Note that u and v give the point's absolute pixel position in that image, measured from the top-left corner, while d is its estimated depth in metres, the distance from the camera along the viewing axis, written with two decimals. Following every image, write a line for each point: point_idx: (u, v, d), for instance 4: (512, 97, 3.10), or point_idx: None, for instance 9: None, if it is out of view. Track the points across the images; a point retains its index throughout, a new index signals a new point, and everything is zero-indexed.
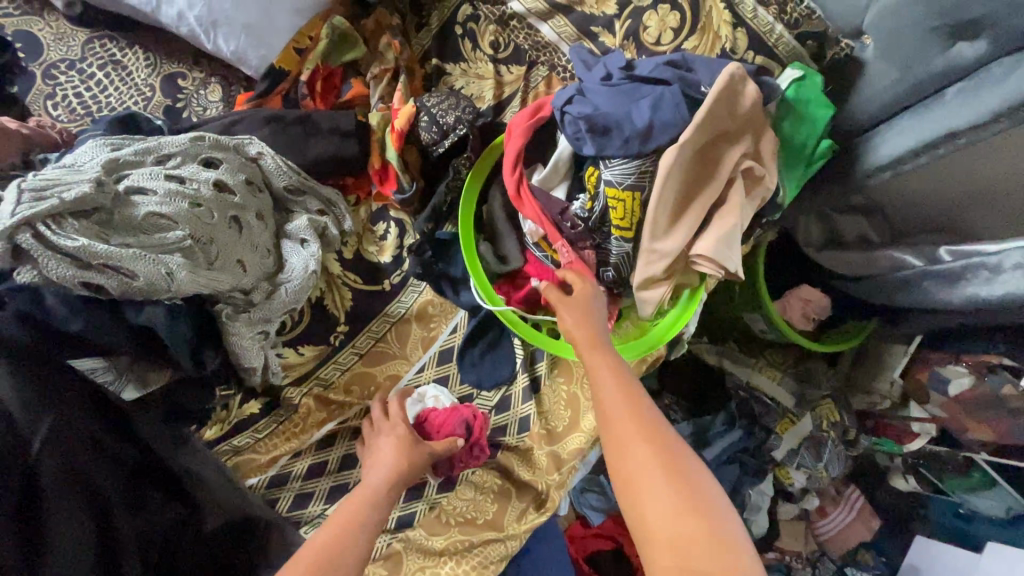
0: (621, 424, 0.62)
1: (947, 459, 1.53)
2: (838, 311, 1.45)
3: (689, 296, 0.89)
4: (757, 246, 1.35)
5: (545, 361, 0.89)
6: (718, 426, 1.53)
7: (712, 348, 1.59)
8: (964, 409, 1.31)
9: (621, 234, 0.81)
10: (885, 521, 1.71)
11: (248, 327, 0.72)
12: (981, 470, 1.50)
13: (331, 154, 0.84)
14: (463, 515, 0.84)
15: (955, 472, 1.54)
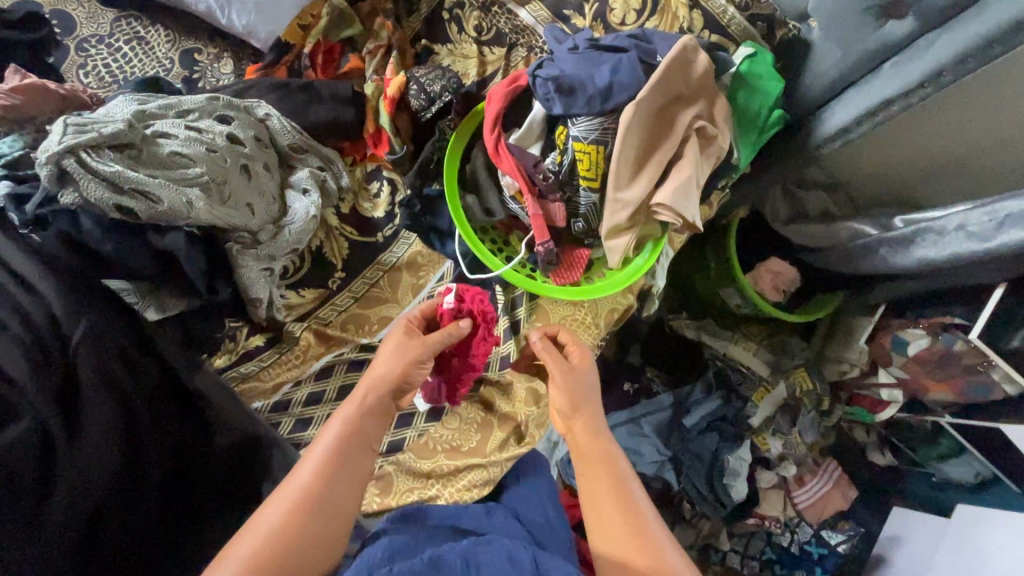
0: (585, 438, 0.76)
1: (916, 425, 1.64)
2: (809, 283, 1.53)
3: (652, 248, 0.99)
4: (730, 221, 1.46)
5: (524, 306, 0.99)
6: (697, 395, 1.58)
7: (691, 323, 1.65)
8: (924, 370, 1.37)
9: (589, 185, 0.91)
10: (863, 494, 1.75)
11: (256, 262, 0.81)
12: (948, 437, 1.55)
13: (329, 118, 0.94)
14: (448, 442, 0.92)
15: (924, 440, 1.64)
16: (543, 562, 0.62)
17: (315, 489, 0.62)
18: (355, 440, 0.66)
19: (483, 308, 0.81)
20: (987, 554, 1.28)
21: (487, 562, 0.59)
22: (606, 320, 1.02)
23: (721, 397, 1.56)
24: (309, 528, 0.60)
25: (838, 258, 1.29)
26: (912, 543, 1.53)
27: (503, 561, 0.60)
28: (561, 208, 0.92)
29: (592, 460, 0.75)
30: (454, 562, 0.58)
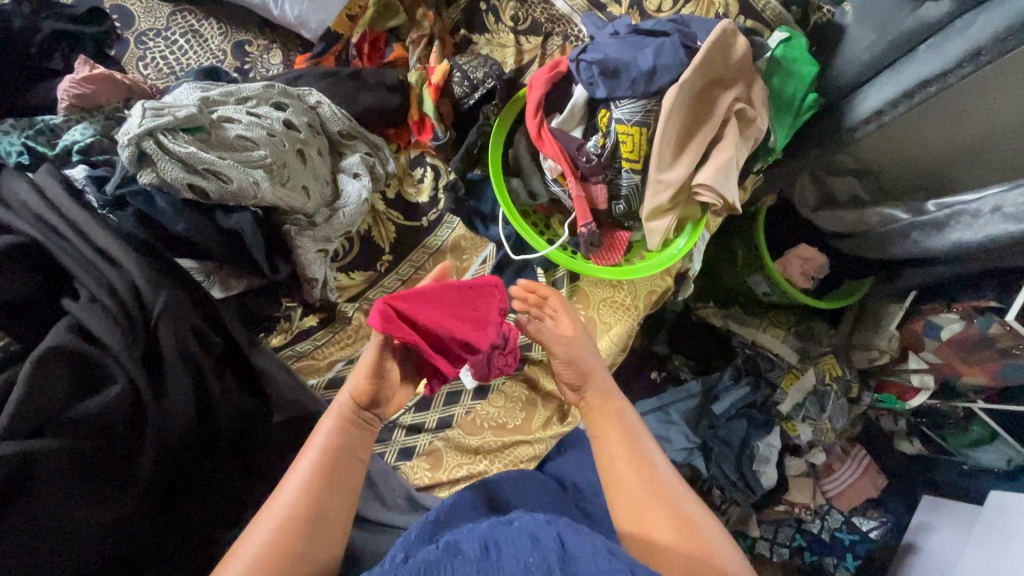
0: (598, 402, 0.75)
1: (949, 415, 1.58)
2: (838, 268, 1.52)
3: (692, 229, 1.00)
4: (759, 207, 1.44)
5: (565, 288, 1.01)
6: (725, 382, 1.59)
7: (718, 311, 1.65)
8: (956, 354, 1.37)
9: (631, 166, 0.92)
10: (891, 482, 1.75)
11: (312, 242, 0.84)
12: (981, 424, 1.53)
13: (377, 106, 0.97)
14: (494, 419, 0.95)
15: (955, 428, 1.59)
16: (571, 535, 0.54)
17: (295, 513, 0.59)
18: (336, 458, 0.63)
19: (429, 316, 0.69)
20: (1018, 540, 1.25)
21: (505, 545, 0.53)
22: (646, 304, 1.03)
23: (749, 384, 1.57)
24: (296, 554, 0.57)
25: (867, 242, 1.28)
26: (943, 529, 1.53)
27: (522, 541, 0.52)
28: (604, 188, 0.95)
29: (605, 427, 0.73)
30: (470, 547, 0.52)
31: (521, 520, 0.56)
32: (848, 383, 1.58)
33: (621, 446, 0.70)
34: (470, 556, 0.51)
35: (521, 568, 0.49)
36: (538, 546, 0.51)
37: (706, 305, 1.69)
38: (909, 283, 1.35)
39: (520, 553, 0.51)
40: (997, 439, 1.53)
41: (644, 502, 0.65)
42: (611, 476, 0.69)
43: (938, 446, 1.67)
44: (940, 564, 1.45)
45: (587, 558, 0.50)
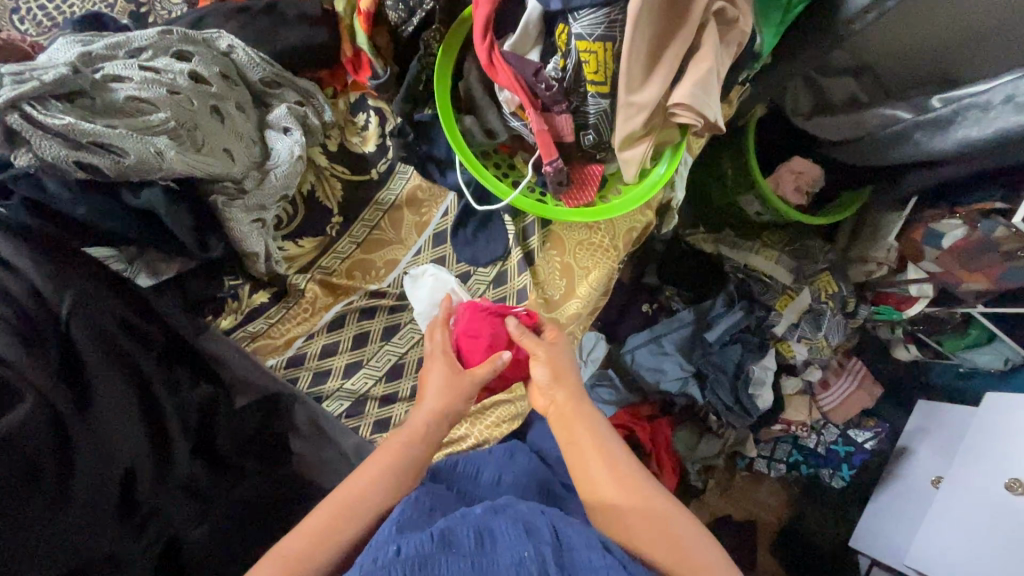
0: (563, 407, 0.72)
1: (945, 319, 1.55)
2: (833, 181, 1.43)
3: (672, 154, 0.90)
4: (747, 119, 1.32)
5: (536, 235, 0.94)
6: (719, 309, 1.55)
7: (709, 236, 1.59)
8: (957, 261, 1.31)
9: (597, 90, 0.81)
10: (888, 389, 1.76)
11: (245, 214, 0.75)
12: (979, 326, 1.50)
13: (301, 44, 0.84)
14: None
15: (953, 333, 1.56)
16: (564, 528, 0.52)
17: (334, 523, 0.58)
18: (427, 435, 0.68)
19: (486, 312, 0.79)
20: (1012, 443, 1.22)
21: (500, 536, 0.49)
22: (625, 245, 0.96)
23: (743, 309, 1.53)
24: (378, 503, 0.60)
25: (867, 149, 1.18)
26: (935, 432, 1.54)
27: (517, 535, 0.49)
28: (569, 119, 0.84)
29: (569, 422, 0.71)
30: (465, 537, 0.48)
31: (513, 511, 0.53)
32: (844, 298, 1.55)
33: (592, 450, 0.67)
34: (464, 550, 0.47)
35: (516, 563, 0.46)
36: (533, 538, 0.49)
37: (696, 230, 1.63)
38: (911, 190, 1.25)
39: (515, 546, 0.48)
40: (996, 340, 1.51)
41: (590, 467, 0.66)
42: (574, 450, 0.68)
43: (936, 351, 1.66)
44: (934, 464, 1.48)
45: (582, 553, 0.48)
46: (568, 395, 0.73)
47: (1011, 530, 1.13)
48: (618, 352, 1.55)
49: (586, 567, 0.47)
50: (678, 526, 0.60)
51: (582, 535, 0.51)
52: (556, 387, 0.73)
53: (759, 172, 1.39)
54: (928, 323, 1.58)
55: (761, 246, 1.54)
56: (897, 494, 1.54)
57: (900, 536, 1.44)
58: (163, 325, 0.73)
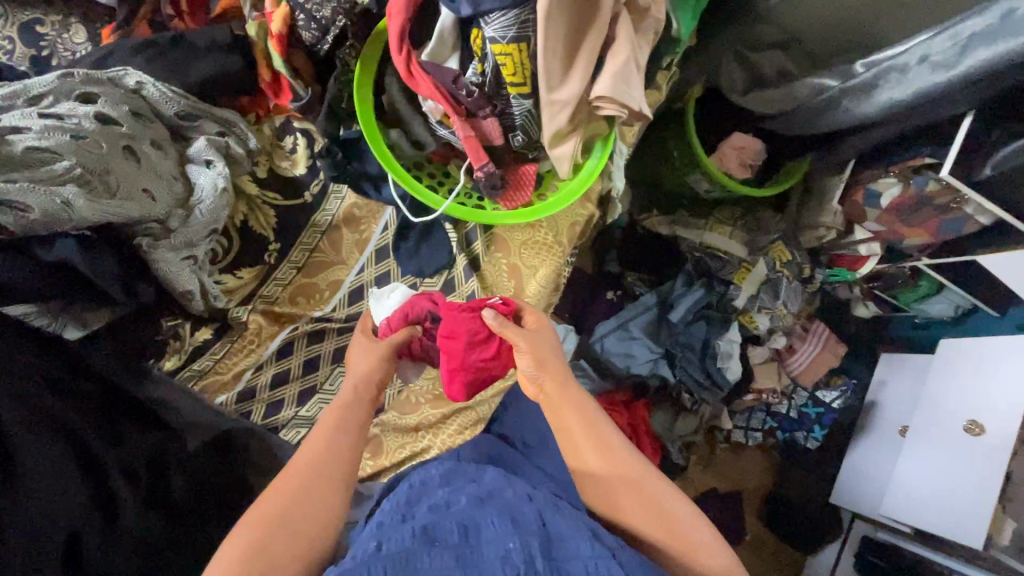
0: (549, 386, 0.74)
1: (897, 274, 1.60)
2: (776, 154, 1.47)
3: (601, 146, 0.91)
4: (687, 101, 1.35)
5: (479, 240, 0.94)
6: (680, 289, 1.58)
7: (664, 219, 1.62)
8: (899, 219, 1.36)
9: (519, 91, 0.81)
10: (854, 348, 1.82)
11: (172, 253, 0.74)
12: (929, 279, 1.54)
13: (215, 73, 0.82)
14: (430, 392, 0.92)
15: (906, 287, 1.60)
16: (551, 518, 0.55)
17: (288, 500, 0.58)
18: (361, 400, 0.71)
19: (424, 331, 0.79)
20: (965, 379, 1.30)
21: (486, 529, 0.53)
22: (570, 240, 0.97)
23: (704, 287, 1.57)
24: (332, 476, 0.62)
25: (801, 120, 1.20)
26: (895, 382, 1.62)
27: (502, 527, 0.53)
28: (495, 122, 0.85)
29: (556, 399, 0.73)
30: (451, 533, 0.52)
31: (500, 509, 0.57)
32: (799, 265, 1.59)
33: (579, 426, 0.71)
34: (452, 547, 0.50)
35: (501, 555, 0.49)
36: (518, 529, 0.52)
37: (650, 214, 1.65)
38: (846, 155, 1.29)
39: (500, 539, 0.51)
40: (946, 290, 1.54)
41: (577, 442, 0.71)
42: (562, 425, 0.73)
43: (893, 306, 1.72)
44: (898, 415, 1.56)
45: (570, 543, 0.51)
46: (553, 375, 0.74)
47: (968, 466, 1.21)
48: (588, 342, 1.57)
49: (574, 558, 0.50)
50: (658, 492, 0.66)
51: (568, 525, 0.54)
52: (538, 367, 0.75)
53: (703, 153, 1.43)
54: (882, 280, 1.63)
55: (714, 223, 1.58)
56: (867, 445, 1.62)
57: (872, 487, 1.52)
58: (98, 379, 0.71)
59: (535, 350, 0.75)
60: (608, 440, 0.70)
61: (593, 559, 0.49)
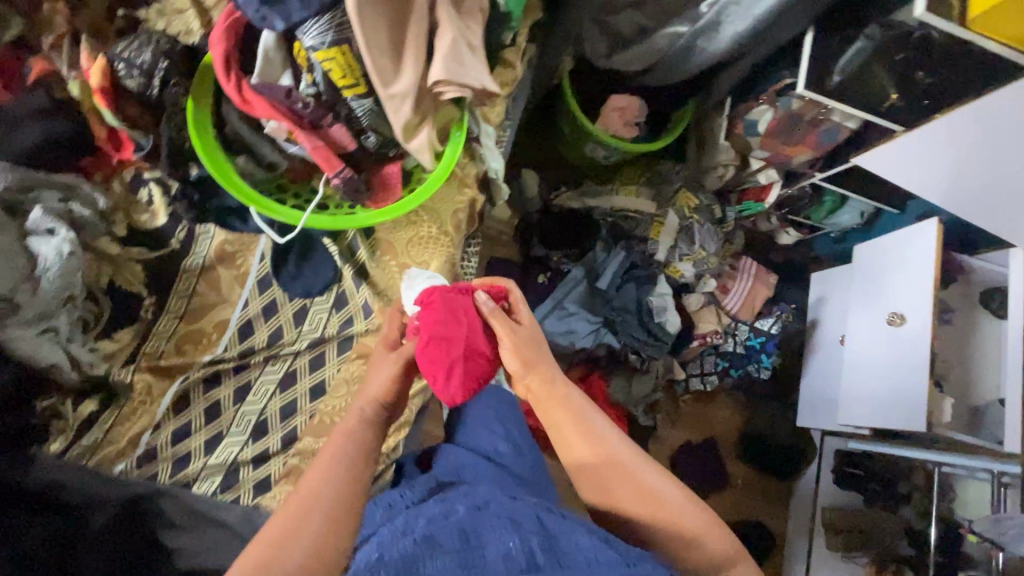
0: (544, 394, 0.89)
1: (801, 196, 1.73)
2: (659, 108, 1.57)
3: (457, 131, 0.93)
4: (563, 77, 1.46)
5: (363, 248, 0.99)
6: (602, 256, 1.66)
7: (575, 193, 1.71)
8: (778, 140, 1.45)
9: (354, 92, 0.82)
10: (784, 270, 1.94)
11: (27, 331, 0.80)
12: (829, 192, 1.68)
13: (44, 137, 0.86)
14: (344, 409, 0.97)
15: (812, 205, 1.74)
16: (548, 517, 0.64)
17: (281, 535, 0.59)
18: (355, 438, 0.74)
19: (432, 320, 0.82)
20: (903, 274, 1.48)
21: (485, 529, 0.61)
22: (456, 228, 1.01)
23: (624, 249, 1.66)
24: (334, 510, 0.63)
25: (670, 65, 1.36)
26: (832, 298, 1.75)
27: (504, 526, 0.61)
28: (342, 128, 0.85)
29: (549, 405, 0.89)
30: (449, 538, 0.59)
31: (496, 512, 0.64)
32: (708, 207, 1.70)
33: (577, 434, 0.87)
34: (451, 548, 0.58)
35: (504, 555, 0.57)
36: (515, 528, 0.60)
37: (561, 192, 1.74)
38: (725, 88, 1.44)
39: (501, 536, 0.59)
40: (848, 200, 1.68)
41: (575, 443, 0.87)
42: (555, 426, 0.89)
43: (810, 226, 1.84)
44: (837, 326, 1.69)
45: (567, 537, 0.60)
46: (547, 383, 0.89)
47: None
48: None
49: (572, 555, 0.58)
50: (665, 499, 0.79)
51: (562, 523, 0.63)
52: (527, 372, 0.89)
53: (588, 121, 1.52)
54: (790, 204, 1.76)
55: (620, 186, 1.67)
56: (823, 361, 1.74)
57: (829, 400, 1.67)
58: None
59: (525, 341, 0.88)
60: (598, 430, 0.87)
61: (591, 551, 0.58)
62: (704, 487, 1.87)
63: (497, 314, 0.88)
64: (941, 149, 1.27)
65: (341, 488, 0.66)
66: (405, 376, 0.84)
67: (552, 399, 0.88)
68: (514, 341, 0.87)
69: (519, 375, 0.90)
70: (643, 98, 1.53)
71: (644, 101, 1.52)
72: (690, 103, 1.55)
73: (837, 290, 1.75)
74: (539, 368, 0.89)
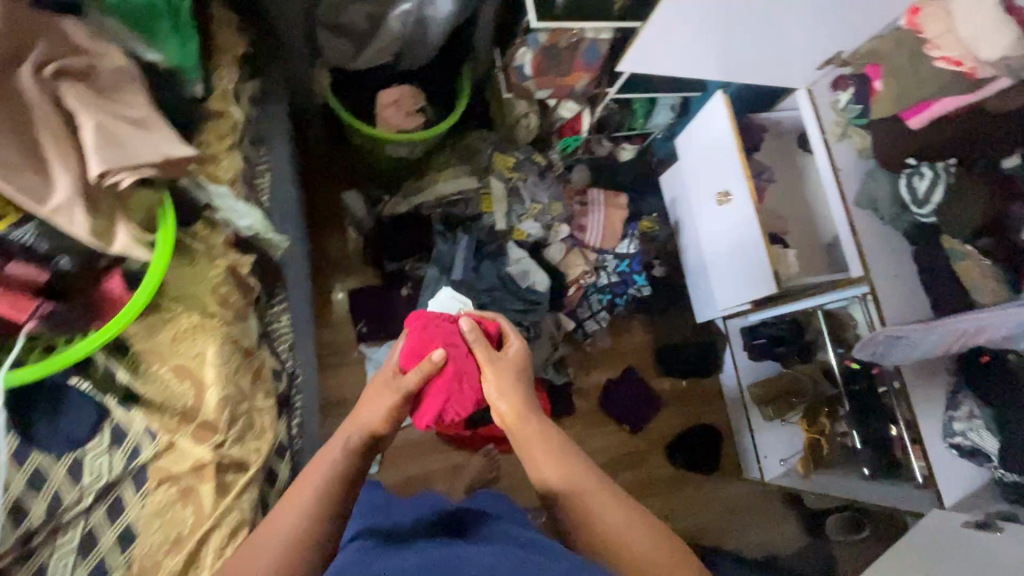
0: (519, 423, 0.95)
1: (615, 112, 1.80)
2: (434, 88, 1.54)
3: (164, 217, 0.91)
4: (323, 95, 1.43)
5: (121, 368, 0.90)
6: (445, 247, 1.61)
7: (398, 196, 1.68)
8: (550, 74, 1.43)
9: (10, 224, 0.82)
10: (636, 185, 1.99)
11: None
12: (638, 98, 1.74)
13: None
14: (167, 543, 0.88)
15: (626, 114, 1.81)
16: (517, 562, 0.70)
17: (268, 549, 0.77)
18: (339, 471, 0.87)
19: (415, 345, 0.99)
20: (727, 147, 1.44)
21: (453, 570, 0.68)
22: (218, 304, 0.96)
23: (465, 232, 1.62)
24: (308, 528, 0.80)
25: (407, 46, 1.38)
26: (682, 197, 1.76)
27: (474, 568, 0.68)
28: (19, 265, 0.83)
29: (524, 436, 0.95)
30: (419, 574, 0.68)
31: (475, 559, 0.71)
32: (529, 159, 1.70)
33: (551, 463, 0.91)
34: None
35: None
36: (486, 571, 0.68)
37: (386, 200, 1.70)
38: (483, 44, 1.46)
39: (469, 570, 0.67)
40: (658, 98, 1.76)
41: (549, 473, 0.91)
42: (528, 454, 0.94)
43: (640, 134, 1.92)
44: (693, 223, 1.71)
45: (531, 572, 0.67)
46: (528, 414, 0.96)
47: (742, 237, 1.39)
48: None
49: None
50: (634, 545, 0.80)
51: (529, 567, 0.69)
52: (506, 404, 0.96)
53: (368, 126, 1.47)
54: (608, 122, 1.82)
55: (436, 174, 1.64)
56: (695, 259, 1.75)
57: (709, 296, 1.69)
58: None
59: (507, 368, 0.99)
60: (571, 460, 0.91)
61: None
62: (641, 417, 1.90)
63: (484, 349, 0.99)
64: (701, 33, 1.29)
65: (313, 512, 0.82)
66: (390, 397, 0.96)
67: (527, 427, 0.94)
68: (508, 380, 0.98)
69: (495, 403, 0.97)
70: (413, 84, 1.51)
71: (414, 86, 1.49)
72: (464, 73, 1.54)
73: (682, 188, 1.76)
74: (517, 398, 0.96)
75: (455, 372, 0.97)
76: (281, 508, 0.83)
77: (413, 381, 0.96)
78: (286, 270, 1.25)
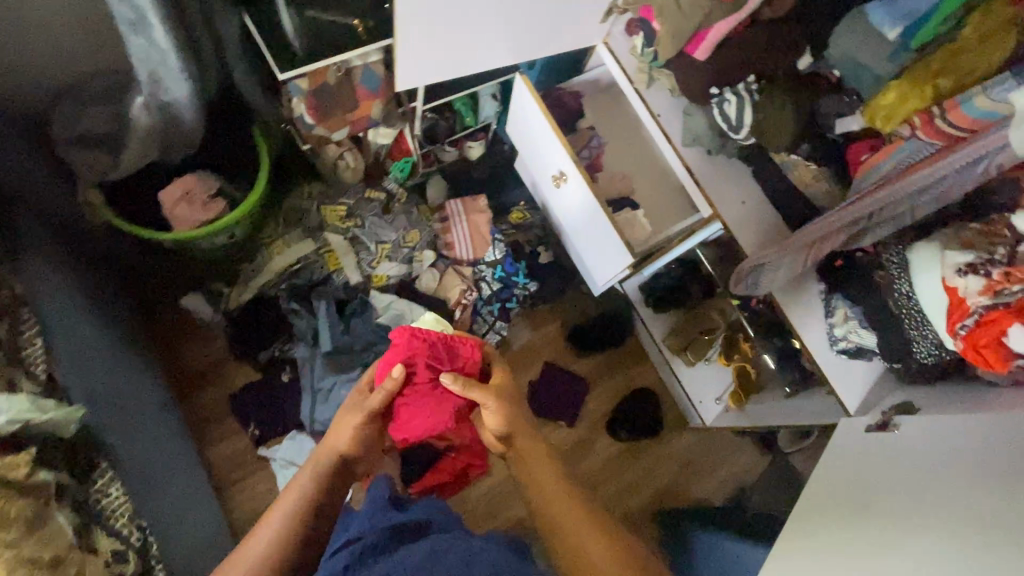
0: (524, 437, 1.05)
1: (440, 118, 1.64)
2: (227, 165, 1.41)
3: None
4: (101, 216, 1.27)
5: None
6: (302, 319, 1.52)
7: (237, 285, 1.55)
8: (335, 115, 1.34)
9: None
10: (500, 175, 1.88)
11: None
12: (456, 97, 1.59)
13: None
14: None
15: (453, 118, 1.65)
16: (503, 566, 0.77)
17: (266, 546, 0.89)
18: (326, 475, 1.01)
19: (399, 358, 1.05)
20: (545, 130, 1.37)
21: (441, 561, 0.76)
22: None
23: (321, 298, 1.51)
24: (298, 525, 0.93)
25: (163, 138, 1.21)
26: (529, 178, 1.65)
27: (457, 562, 0.76)
28: None
29: (525, 451, 1.04)
30: (412, 560, 0.77)
31: (461, 549, 0.80)
32: (362, 201, 1.60)
33: (552, 476, 1.00)
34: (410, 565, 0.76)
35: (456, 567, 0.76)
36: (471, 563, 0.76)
37: (227, 291, 1.56)
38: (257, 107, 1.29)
39: (456, 566, 0.75)
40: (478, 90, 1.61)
41: (549, 481, 1.00)
42: (528, 461, 1.03)
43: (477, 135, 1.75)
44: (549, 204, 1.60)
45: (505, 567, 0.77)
46: (532, 437, 1.06)
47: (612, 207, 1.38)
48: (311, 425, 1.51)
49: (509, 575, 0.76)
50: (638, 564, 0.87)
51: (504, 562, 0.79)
52: (513, 424, 1.05)
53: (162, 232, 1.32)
54: (436, 132, 1.66)
55: (266, 251, 1.53)
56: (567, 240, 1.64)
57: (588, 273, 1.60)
58: None
59: (506, 403, 1.05)
60: (573, 485, 1.00)
61: None
62: (574, 407, 1.86)
63: (479, 389, 1.03)
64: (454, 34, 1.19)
65: (303, 508, 0.95)
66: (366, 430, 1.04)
67: (530, 441, 1.05)
68: (508, 412, 1.04)
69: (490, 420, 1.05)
70: (199, 170, 1.36)
71: (199, 172, 1.36)
72: (258, 134, 1.37)
73: (526, 171, 1.65)
74: (517, 421, 1.05)
75: (429, 396, 1.05)
76: (278, 506, 0.95)
77: (378, 401, 1.04)
78: (118, 420, 1.13)
